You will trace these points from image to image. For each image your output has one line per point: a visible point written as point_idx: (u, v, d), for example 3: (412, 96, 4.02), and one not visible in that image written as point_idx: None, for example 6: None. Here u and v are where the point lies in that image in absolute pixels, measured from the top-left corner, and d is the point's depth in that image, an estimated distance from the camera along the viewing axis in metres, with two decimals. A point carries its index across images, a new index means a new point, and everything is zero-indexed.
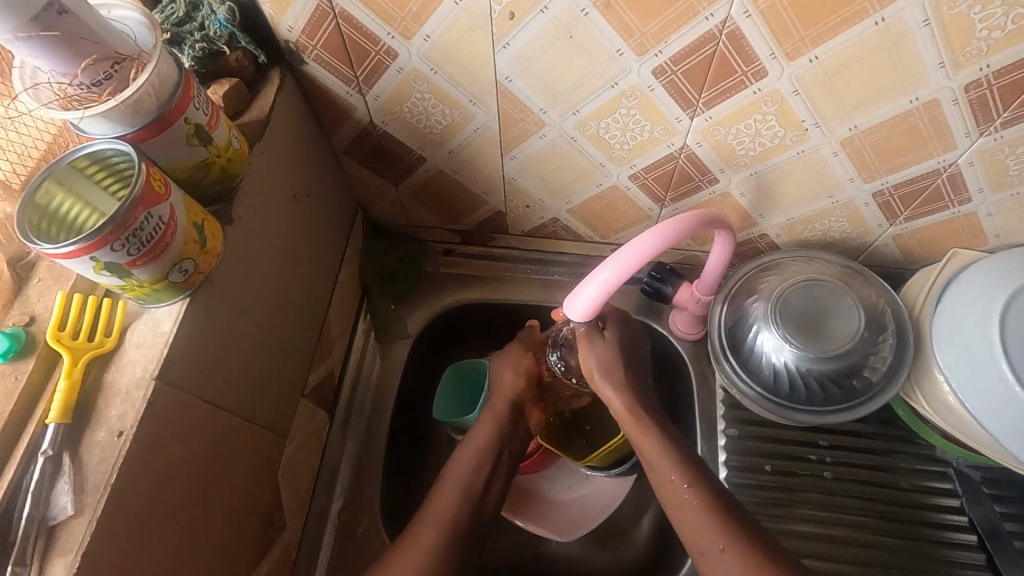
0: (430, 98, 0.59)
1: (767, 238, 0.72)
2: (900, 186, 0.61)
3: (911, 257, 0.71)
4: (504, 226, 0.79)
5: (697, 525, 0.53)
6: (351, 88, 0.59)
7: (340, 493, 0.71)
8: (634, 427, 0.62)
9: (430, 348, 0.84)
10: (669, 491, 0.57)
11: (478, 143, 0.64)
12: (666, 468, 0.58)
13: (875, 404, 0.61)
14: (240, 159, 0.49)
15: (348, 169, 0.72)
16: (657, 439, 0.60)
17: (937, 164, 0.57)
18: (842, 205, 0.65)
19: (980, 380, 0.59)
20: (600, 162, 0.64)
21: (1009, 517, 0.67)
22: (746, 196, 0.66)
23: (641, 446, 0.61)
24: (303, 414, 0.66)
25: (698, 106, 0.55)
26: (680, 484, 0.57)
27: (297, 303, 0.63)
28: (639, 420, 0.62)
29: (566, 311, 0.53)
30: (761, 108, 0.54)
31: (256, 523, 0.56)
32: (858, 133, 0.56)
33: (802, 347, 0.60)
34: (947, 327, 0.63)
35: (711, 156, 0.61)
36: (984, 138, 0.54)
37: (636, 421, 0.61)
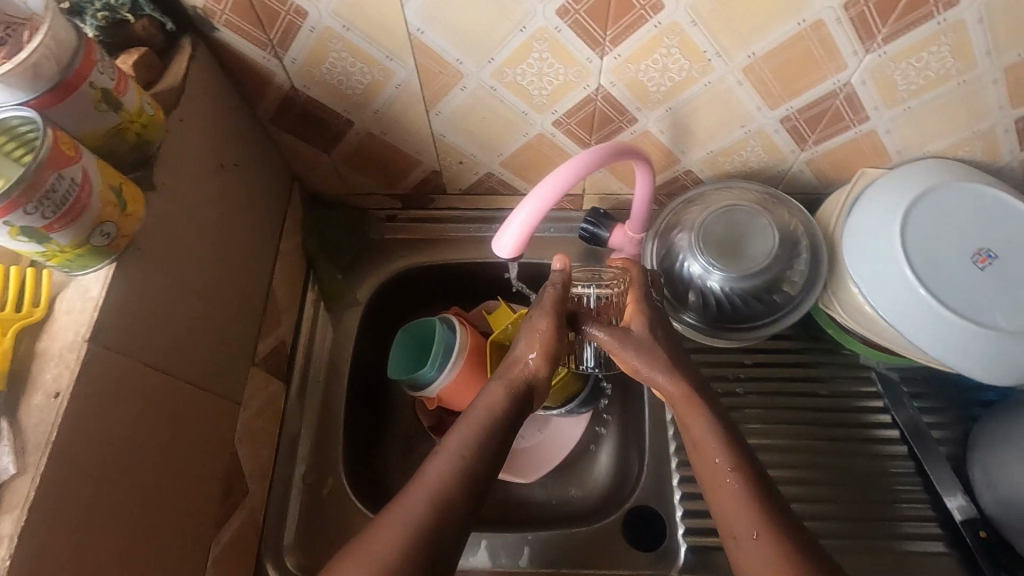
0: (347, 57, 0.60)
1: (692, 174, 0.76)
2: (804, 110, 0.65)
3: (825, 181, 0.76)
4: (442, 186, 0.80)
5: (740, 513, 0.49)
6: (267, 53, 0.59)
7: (303, 459, 0.73)
8: (687, 409, 0.54)
9: (382, 314, 0.85)
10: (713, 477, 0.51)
11: (403, 101, 0.65)
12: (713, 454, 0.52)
13: (795, 316, 0.65)
14: (156, 125, 0.49)
15: (278, 140, 0.72)
16: (711, 425, 0.53)
17: (833, 84, 0.61)
18: (755, 134, 0.69)
19: (886, 284, 0.64)
20: (523, 110, 0.66)
21: (928, 413, 0.73)
22: (665, 133, 0.69)
23: (689, 424, 0.54)
24: (256, 382, 0.67)
25: (606, 45, 0.57)
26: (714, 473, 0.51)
27: (238, 273, 0.63)
28: (690, 400, 0.54)
29: (496, 249, 0.55)
30: (664, 42, 0.57)
31: (216, 487, 0.58)
32: (757, 60, 0.59)
33: (724, 268, 0.64)
34: (855, 238, 0.67)
35: (626, 95, 0.64)
36: (870, 55, 0.58)
37: (688, 401, 0.54)
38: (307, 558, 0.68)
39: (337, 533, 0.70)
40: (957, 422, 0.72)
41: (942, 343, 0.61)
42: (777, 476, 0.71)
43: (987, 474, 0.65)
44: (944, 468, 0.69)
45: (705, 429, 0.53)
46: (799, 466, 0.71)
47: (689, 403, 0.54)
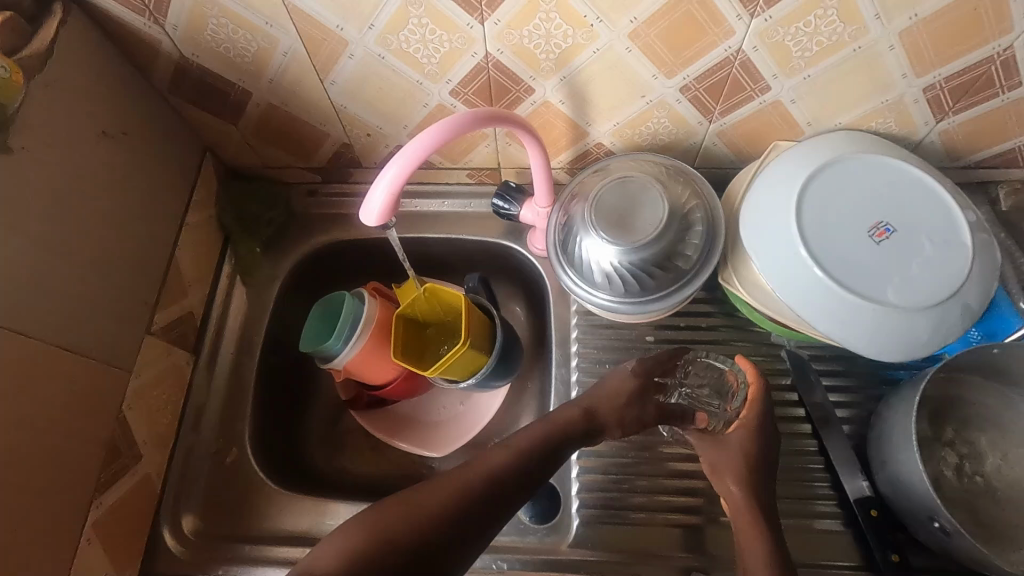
0: (227, 23, 0.59)
1: (603, 147, 0.74)
2: (701, 80, 0.63)
3: (740, 154, 0.74)
4: (358, 160, 0.80)
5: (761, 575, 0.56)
6: (146, 18, 0.59)
7: (208, 427, 0.74)
8: (746, 530, 0.60)
9: (303, 288, 0.86)
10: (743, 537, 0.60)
11: (294, 70, 0.65)
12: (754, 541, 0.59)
13: (688, 289, 0.64)
14: (13, 88, 0.50)
15: (183, 111, 0.72)
16: (764, 550, 0.57)
17: (725, 51, 0.60)
18: (658, 104, 0.67)
19: (778, 257, 0.62)
20: (416, 80, 0.65)
21: (838, 398, 0.71)
22: (565, 103, 0.68)
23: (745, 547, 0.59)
24: (152, 350, 0.67)
25: (482, 10, 0.56)
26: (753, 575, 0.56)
27: (127, 242, 0.64)
28: (753, 523, 0.60)
29: (363, 216, 0.54)
30: (541, 6, 0.56)
31: (97, 451, 0.59)
32: (640, 25, 0.57)
33: (613, 240, 0.62)
34: (753, 212, 0.65)
35: (517, 63, 0.62)
36: (756, 20, 0.56)
37: (750, 525, 0.60)
38: (206, 525, 0.70)
39: (237, 501, 0.71)
40: (864, 400, 0.71)
41: (830, 318, 0.60)
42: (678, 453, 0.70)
43: (880, 454, 0.64)
44: (848, 454, 0.67)
45: (757, 554, 0.58)
46: None
47: (751, 526, 0.60)
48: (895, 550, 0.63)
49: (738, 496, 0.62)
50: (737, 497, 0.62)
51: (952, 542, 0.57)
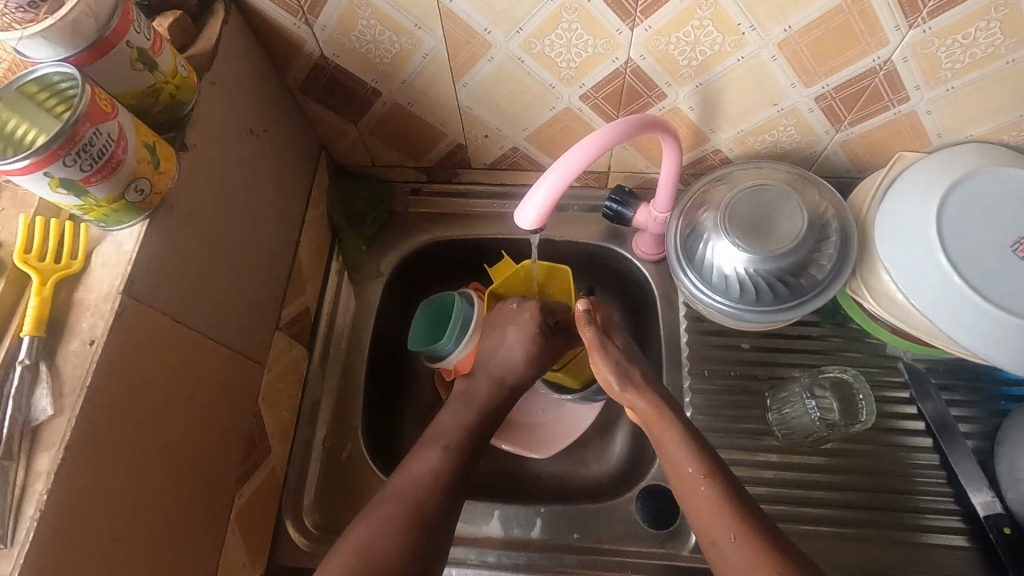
0: (377, 25, 0.60)
1: (720, 154, 0.74)
2: (840, 89, 0.63)
3: (860, 164, 0.74)
4: (467, 160, 0.80)
5: (710, 517, 0.55)
6: (297, 19, 0.60)
7: (323, 422, 0.75)
8: (659, 426, 0.60)
9: (403, 286, 0.87)
10: (688, 487, 0.57)
11: (430, 71, 0.65)
12: (684, 464, 0.58)
13: (821, 300, 0.64)
14: (189, 87, 0.50)
15: (307, 109, 0.73)
16: (680, 434, 0.59)
17: (872, 61, 0.59)
18: (788, 112, 0.67)
19: (917, 270, 0.62)
20: (550, 83, 0.66)
21: (954, 406, 0.72)
22: (694, 110, 0.67)
23: (665, 444, 0.59)
24: (280, 345, 0.69)
25: (636, 16, 0.56)
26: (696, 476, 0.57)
27: (263, 238, 0.64)
28: (662, 416, 0.60)
29: (518, 221, 0.55)
30: (697, 13, 0.56)
31: (240, 443, 0.60)
32: (793, 34, 0.57)
33: (750, 249, 0.62)
34: (888, 223, 0.65)
35: (656, 69, 0.62)
36: (914, 31, 0.56)
37: (660, 416, 0.60)
38: (325, 518, 0.70)
39: (354, 496, 0.72)
40: (986, 416, 0.71)
41: (972, 333, 0.59)
42: (771, 458, 0.70)
43: (1013, 470, 0.64)
44: (969, 461, 0.68)
45: (676, 440, 0.59)
46: (854, 455, 0.70)
47: (661, 420, 0.60)
48: None
49: (647, 401, 0.61)
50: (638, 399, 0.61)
51: None
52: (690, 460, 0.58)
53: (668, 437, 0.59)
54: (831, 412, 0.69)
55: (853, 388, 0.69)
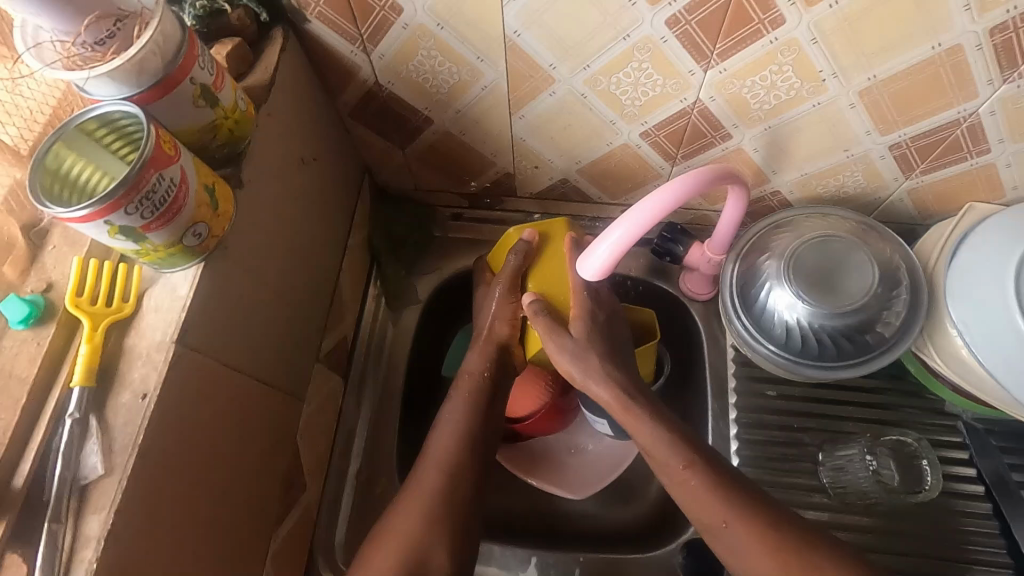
0: (437, 56, 0.57)
1: (779, 195, 0.71)
2: (917, 139, 0.60)
3: (925, 212, 0.70)
4: (512, 188, 0.78)
5: (710, 507, 0.54)
6: (355, 46, 0.57)
7: (357, 454, 0.72)
8: (626, 417, 0.58)
9: (440, 313, 0.84)
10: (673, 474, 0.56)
11: (487, 103, 0.63)
12: (663, 458, 0.56)
13: (888, 359, 0.61)
14: (247, 121, 0.48)
15: (354, 133, 0.71)
16: (652, 427, 0.57)
17: (957, 114, 0.56)
18: (858, 159, 0.64)
19: (992, 331, 0.58)
20: (610, 119, 0.63)
21: (1015, 467, 0.68)
22: (759, 151, 0.65)
23: (633, 432, 0.58)
24: (318, 378, 0.67)
25: (712, 58, 0.54)
26: (680, 471, 0.55)
27: (307, 269, 0.62)
28: (629, 408, 0.58)
29: (581, 271, 0.55)
30: (777, 59, 0.53)
31: (278, 483, 0.58)
32: (877, 83, 0.54)
33: (816, 303, 0.60)
34: (961, 279, 0.62)
35: (725, 111, 0.60)
36: (1007, 85, 0.52)
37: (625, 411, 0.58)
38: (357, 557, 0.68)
39: None
40: None
41: None
42: (820, 516, 0.67)
43: None
44: None
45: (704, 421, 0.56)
46: (908, 516, 0.67)
47: (628, 412, 0.58)
48: None
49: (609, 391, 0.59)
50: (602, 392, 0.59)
51: None
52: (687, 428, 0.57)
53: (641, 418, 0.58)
54: (890, 477, 0.67)
55: (913, 452, 0.67)
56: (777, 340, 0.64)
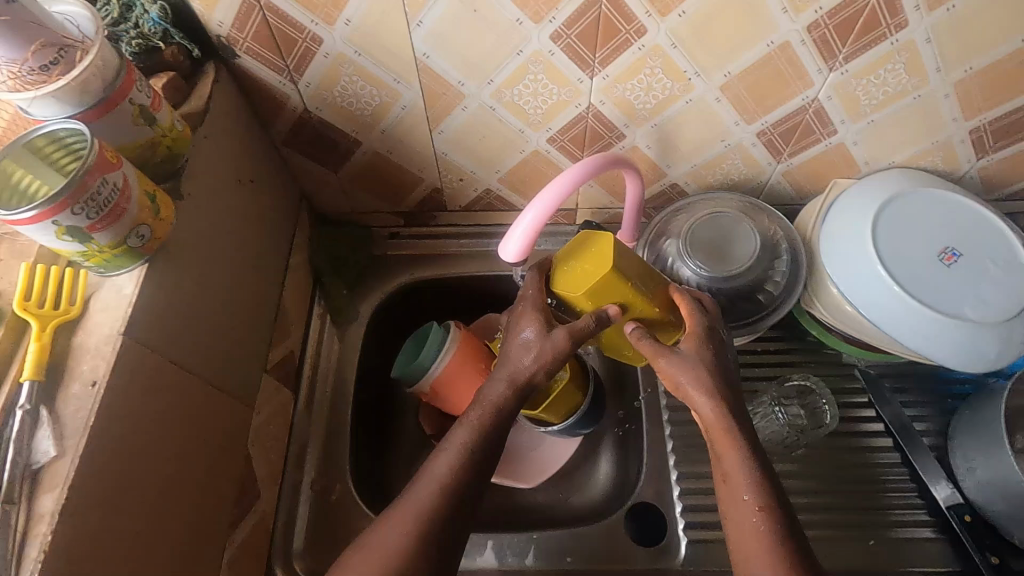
0: (358, 80, 0.65)
1: (678, 187, 0.81)
2: (777, 125, 0.70)
3: (801, 191, 0.81)
4: (442, 202, 0.84)
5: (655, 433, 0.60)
6: (283, 77, 0.64)
7: (310, 466, 0.74)
8: (718, 436, 0.53)
9: (387, 327, 0.89)
10: None
11: (408, 121, 0.70)
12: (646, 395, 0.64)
13: (778, 315, 0.70)
14: (184, 140, 0.53)
15: (289, 160, 0.76)
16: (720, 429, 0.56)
17: (803, 100, 0.67)
18: (734, 147, 0.74)
19: (861, 281, 0.68)
20: (519, 128, 0.71)
21: (908, 405, 0.77)
22: (652, 148, 0.74)
23: (720, 457, 0.52)
24: (267, 388, 0.69)
25: (595, 66, 0.63)
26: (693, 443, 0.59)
27: (251, 281, 0.66)
28: (727, 429, 0.53)
29: (501, 254, 0.59)
30: (648, 63, 0.63)
31: (232, 488, 0.60)
32: (733, 78, 0.64)
33: (712, 271, 0.68)
34: (832, 239, 0.72)
35: (615, 113, 0.69)
36: (834, 73, 0.64)
37: (723, 432, 0.53)
38: (316, 565, 0.69)
39: (346, 540, 0.71)
40: (936, 414, 0.76)
41: (918, 337, 0.66)
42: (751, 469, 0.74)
43: (969, 462, 0.69)
44: (930, 459, 0.72)
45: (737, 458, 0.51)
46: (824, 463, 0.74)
47: (725, 433, 0.53)
48: (994, 552, 0.66)
49: (713, 411, 0.53)
50: (703, 410, 0.54)
51: None
52: (749, 487, 0.51)
53: (729, 453, 0.52)
54: (800, 417, 0.75)
55: (814, 392, 0.76)
56: None
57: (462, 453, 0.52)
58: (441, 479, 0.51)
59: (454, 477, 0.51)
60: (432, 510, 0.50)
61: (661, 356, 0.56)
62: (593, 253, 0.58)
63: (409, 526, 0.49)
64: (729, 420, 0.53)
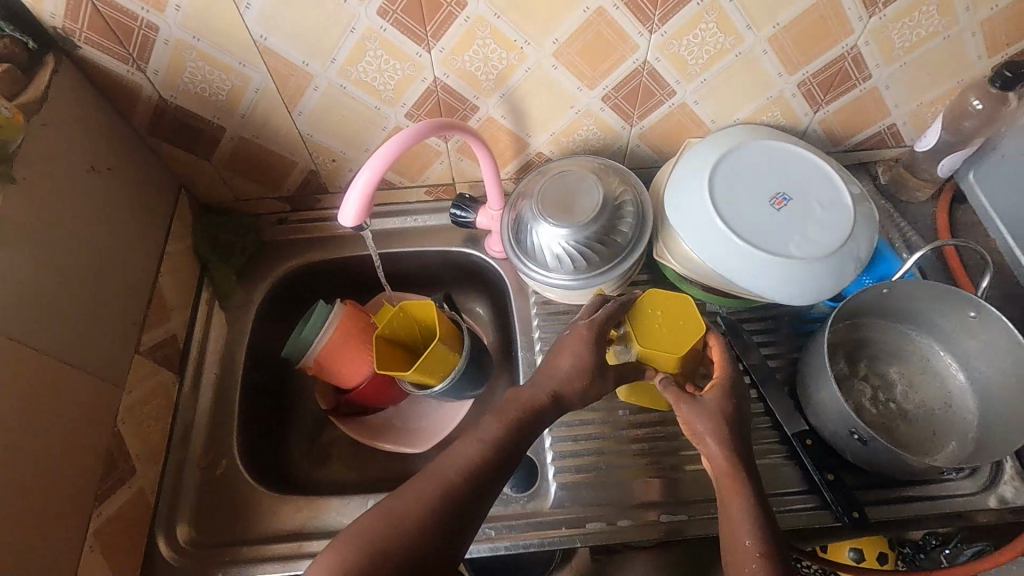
0: (204, 65, 0.67)
1: (543, 155, 0.85)
2: (618, 89, 0.75)
3: (660, 153, 0.86)
4: (323, 185, 0.87)
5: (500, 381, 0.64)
6: (129, 66, 0.67)
7: (197, 443, 0.76)
8: (727, 482, 0.57)
9: (281, 310, 0.91)
10: None
11: (264, 104, 0.73)
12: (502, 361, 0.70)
13: (626, 262, 0.74)
14: (12, 126, 0.56)
15: (160, 150, 0.78)
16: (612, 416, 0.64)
17: (634, 63, 0.72)
18: (585, 113, 0.78)
19: (698, 226, 0.72)
20: (375, 105, 0.74)
21: (764, 345, 0.83)
22: (506, 118, 0.78)
23: (728, 500, 0.57)
24: (141, 369, 0.71)
25: (428, 40, 0.67)
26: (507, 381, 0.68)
27: (114, 266, 0.68)
28: (734, 478, 0.57)
29: (340, 219, 0.62)
30: (478, 34, 0.67)
31: (96, 463, 0.62)
32: (562, 45, 0.69)
33: (558, 223, 0.73)
34: (673, 189, 0.76)
35: (461, 85, 0.73)
36: (654, 35, 0.68)
37: (732, 479, 0.57)
38: (201, 536, 0.71)
39: (231, 510, 0.73)
40: (789, 350, 0.82)
41: (749, 272, 0.70)
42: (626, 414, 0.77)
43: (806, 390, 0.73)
44: (779, 393, 0.76)
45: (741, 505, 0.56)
46: None
47: (731, 481, 0.57)
48: (830, 470, 0.71)
49: (727, 458, 0.58)
50: (715, 452, 0.59)
51: (869, 450, 0.66)
52: (750, 532, 0.54)
53: (735, 497, 0.57)
54: None
55: None
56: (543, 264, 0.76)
57: (467, 468, 0.56)
58: (433, 498, 0.54)
59: (440, 498, 0.54)
60: (401, 521, 0.53)
61: (684, 402, 0.61)
62: (671, 311, 0.67)
63: (392, 535, 0.52)
64: (738, 469, 0.58)
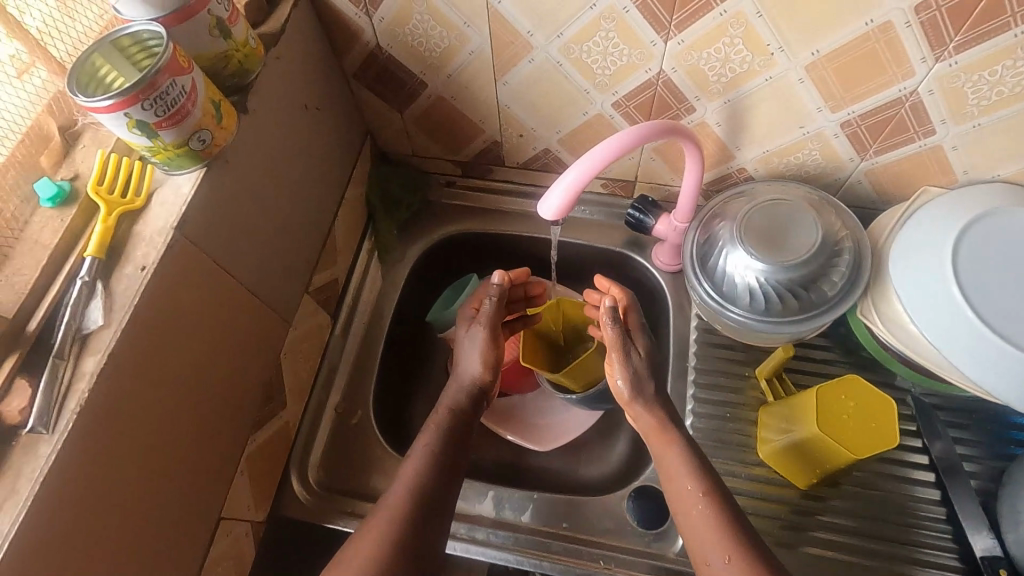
0: (430, 20, 0.65)
1: (745, 172, 0.76)
2: (865, 117, 0.64)
3: (883, 195, 0.74)
4: (499, 157, 0.84)
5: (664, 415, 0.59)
6: (359, 9, 0.66)
7: (337, 387, 0.78)
8: (658, 441, 0.61)
9: (430, 273, 0.91)
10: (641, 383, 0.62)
11: (473, 67, 0.70)
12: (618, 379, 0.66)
13: (829, 315, 0.66)
14: (256, 57, 0.56)
15: (358, 95, 0.79)
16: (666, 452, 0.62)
17: (899, 91, 0.61)
18: (814, 136, 0.68)
19: (928, 296, 0.62)
20: (584, 88, 0.69)
21: (959, 442, 0.71)
22: (721, 126, 0.70)
23: (664, 458, 0.60)
24: (307, 308, 0.73)
25: (671, 29, 0.60)
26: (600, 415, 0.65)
27: (304, 205, 0.69)
28: (663, 432, 0.61)
29: (540, 211, 0.58)
30: (728, 31, 0.59)
31: (260, 393, 0.64)
32: (821, 58, 0.60)
33: (762, 257, 0.65)
34: (903, 247, 0.66)
35: (686, 82, 0.65)
36: (940, 64, 0.57)
37: (659, 434, 0.61)
38: (328, 479, 0.73)
39: (358, 461, 0.75)
40: (989, 456, 0.70)
41: (978, 362, 0.59)
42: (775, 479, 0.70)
43: (1014, 511, 0.63)
44: (971, 503, 0.66)
45: (674, 456, 0.60)
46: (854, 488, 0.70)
47: (662, 437, 0.61)
48: None
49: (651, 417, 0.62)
50: (642, 415, 0.62)
51: None
52: (691, 478, 0.58)
53: (669, 449, 0.60)
54: None
55: None
56: (729, 296, 0.69)
57: (423, 459, 0.58)
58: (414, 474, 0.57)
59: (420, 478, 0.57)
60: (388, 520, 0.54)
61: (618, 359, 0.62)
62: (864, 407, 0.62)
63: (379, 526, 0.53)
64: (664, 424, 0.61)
